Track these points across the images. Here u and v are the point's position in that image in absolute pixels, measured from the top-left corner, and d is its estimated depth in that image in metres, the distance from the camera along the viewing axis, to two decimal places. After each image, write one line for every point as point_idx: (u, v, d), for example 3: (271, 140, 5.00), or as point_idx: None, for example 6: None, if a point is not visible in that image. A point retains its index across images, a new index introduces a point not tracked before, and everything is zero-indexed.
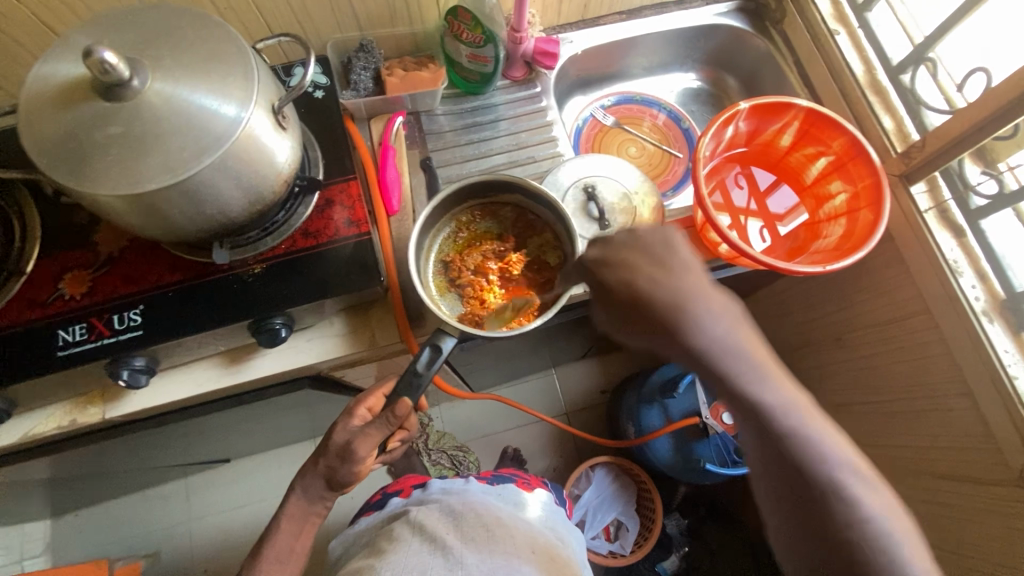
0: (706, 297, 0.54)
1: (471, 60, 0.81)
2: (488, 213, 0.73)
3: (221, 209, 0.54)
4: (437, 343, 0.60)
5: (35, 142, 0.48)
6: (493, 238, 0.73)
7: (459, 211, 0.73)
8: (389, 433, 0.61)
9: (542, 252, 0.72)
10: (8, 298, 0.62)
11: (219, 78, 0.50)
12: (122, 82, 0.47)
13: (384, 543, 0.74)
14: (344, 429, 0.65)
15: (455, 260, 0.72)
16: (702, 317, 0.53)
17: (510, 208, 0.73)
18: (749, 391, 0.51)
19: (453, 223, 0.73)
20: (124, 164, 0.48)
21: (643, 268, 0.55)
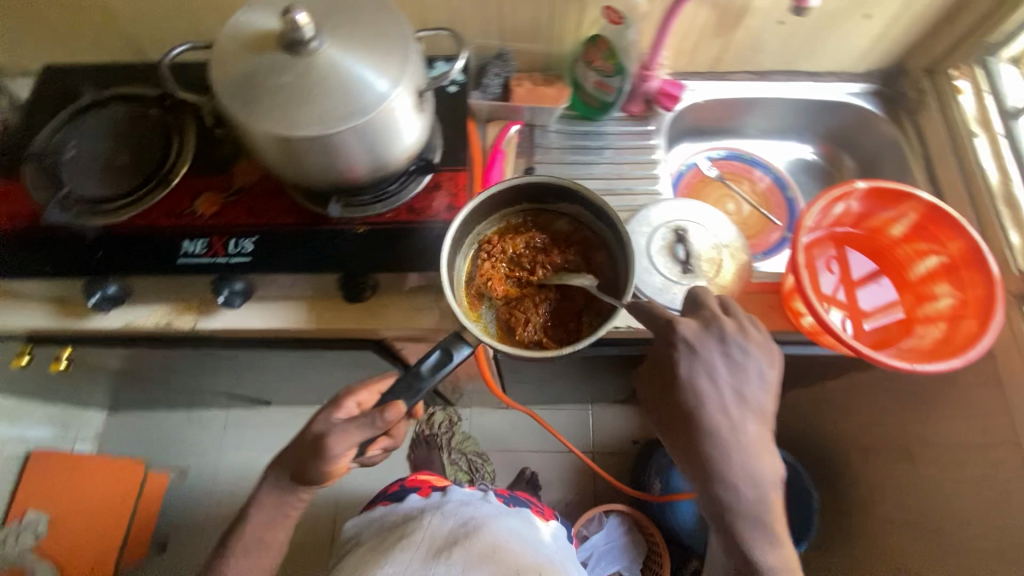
0: (754, 426, 0.62)
1: (596, 86, 0.84)
2: (539, 219, 0.73)
3: (350, 167, 0.60)
4: (449, 347, 0.62)
5: (221, 75, 0.56)
6: (541, 244, 0.71)
7: (506, 217, 0.72)
8: (371, 433, 0.63)
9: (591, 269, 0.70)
10: (152, 204, 0.70)
11: (383, 55, 0.56)
12: (303, 41, 0.54)
13: (394, 548, 0.76)
14: (325, 420, 0.69)
15: (501, 263, 0.71)
16: (739, 445, 0.60)
17: (566, 219, 0.72)
18: (756, 523, 0.59)
19: (500, 222, 0.73)
20: (286, 109, 0.54)
21: (710, 385, 0.62)
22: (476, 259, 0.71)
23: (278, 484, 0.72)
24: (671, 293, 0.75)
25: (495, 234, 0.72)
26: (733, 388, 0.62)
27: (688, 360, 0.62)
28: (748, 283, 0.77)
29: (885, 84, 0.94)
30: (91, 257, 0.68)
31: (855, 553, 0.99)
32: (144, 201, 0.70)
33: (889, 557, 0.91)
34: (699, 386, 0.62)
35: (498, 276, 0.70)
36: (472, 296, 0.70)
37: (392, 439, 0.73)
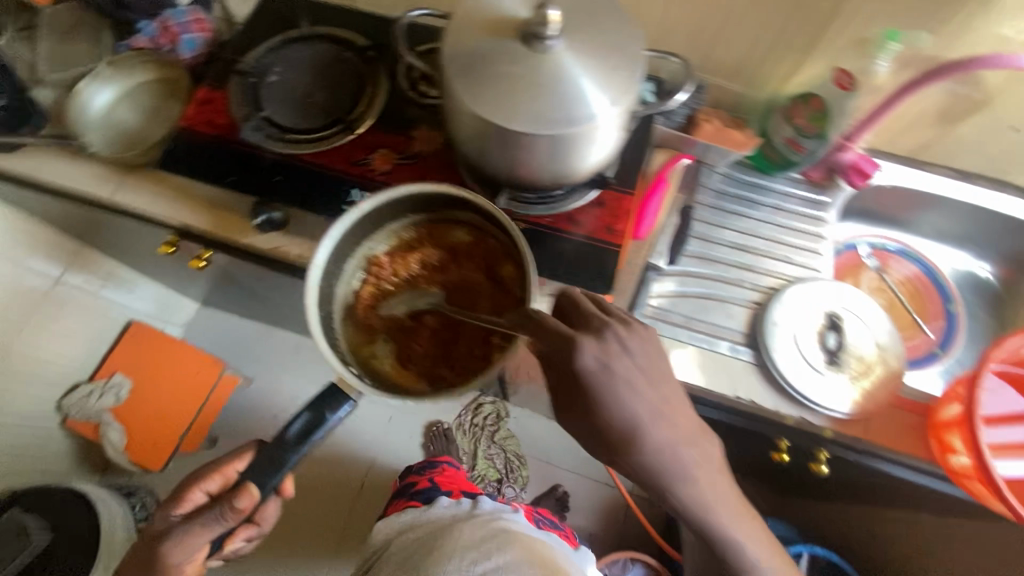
0: (694, 456, 0.57)
1: (785, 143, 0.77)
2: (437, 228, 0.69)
3: (538, 168, 0.60)
4: (319, 411, 0.62)
5: (452, 50, 0.56)
6: (437, 260, 0.68)
7: (402, 228, 0.68)
8: (217, 526, 0.67)
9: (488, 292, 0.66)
10: (333, 146, 0.73)
11: (613, 68, 0.55)
12: (543, 37, 0.53)
13: (433, 554, 0.82)
14: (166, 518, 0.76)
15: (394, 290, 0.68)
16: (694, 481, 0.57)
17: (465, 226, 0.68)
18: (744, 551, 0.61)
19: (403, 230, 0.68)
20: (505, 98, 0.54)
21: (634, 410, 0.56)
22: (364, 283, 0.68)
23: (170, 509, 0.76)
24: (810, 381, 0.71)
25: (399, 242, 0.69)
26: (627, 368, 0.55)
27: (601, 377, 0.55)
28: (897, 397, 0.71)
29: None
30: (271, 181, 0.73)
31: None
32: (328, 142, 0.73)
33: None
34: (627, 405, 0.55)
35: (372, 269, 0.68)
36: (367, 308, 0.66)
37: (258, 526, 0.73)
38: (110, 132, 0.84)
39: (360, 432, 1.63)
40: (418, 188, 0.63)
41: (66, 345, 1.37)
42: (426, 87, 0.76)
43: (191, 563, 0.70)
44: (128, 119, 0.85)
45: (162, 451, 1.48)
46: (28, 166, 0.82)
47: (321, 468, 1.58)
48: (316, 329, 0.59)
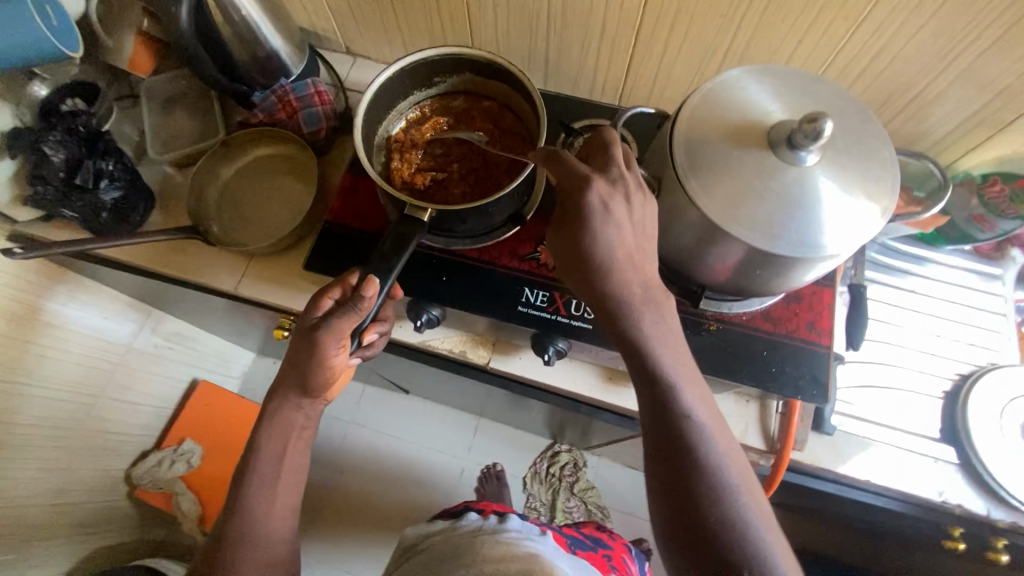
0: (660, 314, 0.53)
1: (969, 219, 0.75)
2: (443, 100, 0.69)
3: (767, 280, 0.54)
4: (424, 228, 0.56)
5: (687, 159, 0.50)
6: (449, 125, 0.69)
7: (425, 99, 0.69)
8: (354, 317, 0.55)
9: (480, 130, 0.68)
10: (498, 239, 0.67)
11: (873, 178, 0.49)
12: (807, 151, 0.47)
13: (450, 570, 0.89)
14: (309, 316, 0.59)
15: (420, 158, 0.66)
16: (644, 308, 0.52)
17: (463, 98, 0.69)
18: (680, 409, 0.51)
19: (415, 105, 0.69)
20: (760, 213, 0.48)
21: (611, 241, 0.51)
22: (388, 160, 0.67)
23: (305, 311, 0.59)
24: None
25: (411, 118, 0.69)
26: (620, 216, 0.51)
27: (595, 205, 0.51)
28: None
29: None
30: (434, 281, 0.66)
31: None
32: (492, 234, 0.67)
33: None
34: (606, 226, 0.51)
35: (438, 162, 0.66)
36: (398, 174, 0.65)
37: (386, 320, 0.67)
38: (231, 215, 0.79)
39: (433, 485, 1.58)
40: (437, 55, 0.62)
41: (135, 409, 1.32)
42: None
43: (340, 359, 0.61)
44: (249, 200, 0.80)
45: None
46: (154, 260, 0.77)
47: (395, 525, 1.53)
48: (353, 135, 0.58)
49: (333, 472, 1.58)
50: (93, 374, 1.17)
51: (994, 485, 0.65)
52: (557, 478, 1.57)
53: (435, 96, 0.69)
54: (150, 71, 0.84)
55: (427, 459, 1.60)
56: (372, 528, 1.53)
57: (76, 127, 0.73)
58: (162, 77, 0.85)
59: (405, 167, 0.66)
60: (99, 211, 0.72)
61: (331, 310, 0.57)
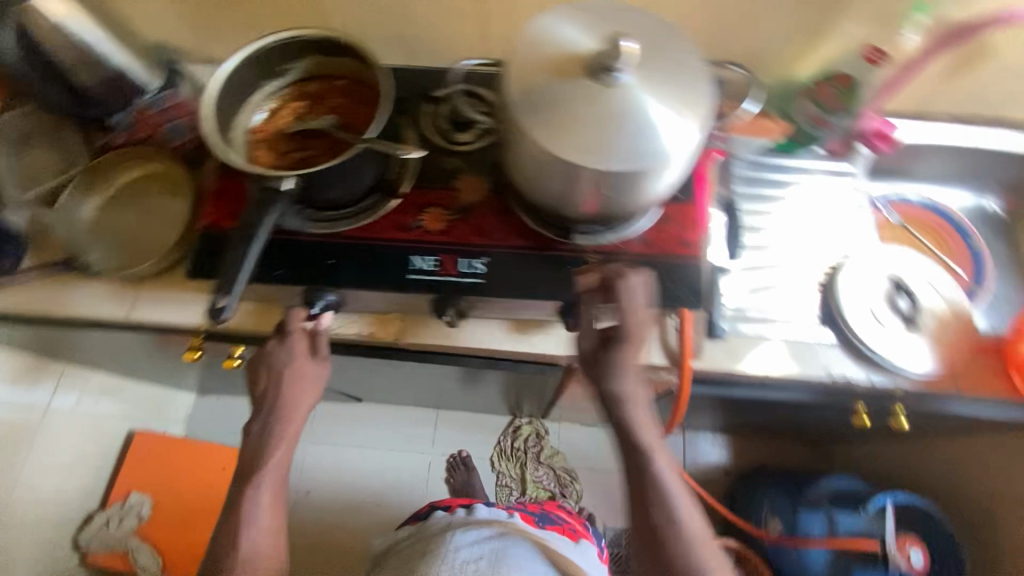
0: (643, 410, 0.64)
1: (811, 122, 0.79)
2: (297, 89, 0.69)
3: (622, 202, 0.58)
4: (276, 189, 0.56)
5: (515, 99, 0.53)
6: (308, 111, 0.69)
7: (280, 91, 0.69)
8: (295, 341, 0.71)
9: (337, 107, 0.68)
10: (379, 215, 0.68)
11: (689, 89, 0.54)
12: (617, 70, 0.51)
13: (430, 558, 0.95)
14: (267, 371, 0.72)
15: (287, 144, 0.66)
16: (634, 406, 0.63)
17: (316, 82, 0.70)
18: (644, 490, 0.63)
19: (273, 99, 0.69)
20: (589, 137, 0.52)
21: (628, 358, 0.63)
22: (255, 152, 0.66)
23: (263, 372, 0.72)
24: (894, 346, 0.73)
25: (270, 111, 0.69)
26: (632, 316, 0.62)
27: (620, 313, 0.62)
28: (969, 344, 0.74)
29: None
30: (322, 265, 0.66)
31: None
32: (371, 212, 0.68)
33: None
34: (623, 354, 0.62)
35: (303, 143, 0.66)
36: (267, 161, 0.65)
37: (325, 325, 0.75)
38: (109, 240, 0.77)
39: (404, 486, 1.58)
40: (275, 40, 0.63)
41: (70, 472, 1.26)
42: (459, 134, 0.73)
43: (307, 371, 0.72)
44: (125, 223, 0.78)
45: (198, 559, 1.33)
46: (31, 300, 0.74)
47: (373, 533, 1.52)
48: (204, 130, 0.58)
49: (299, 495, 1.56)
50: (15, 442, 1.10)
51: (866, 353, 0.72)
52: (522, 451, 1.60)
53: (289, 86, 0.70)
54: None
55: (391, 462, 1.60)
56: (351, 543, 1.51)
57: None
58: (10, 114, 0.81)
59: (274, 155, 0.65)
60: None
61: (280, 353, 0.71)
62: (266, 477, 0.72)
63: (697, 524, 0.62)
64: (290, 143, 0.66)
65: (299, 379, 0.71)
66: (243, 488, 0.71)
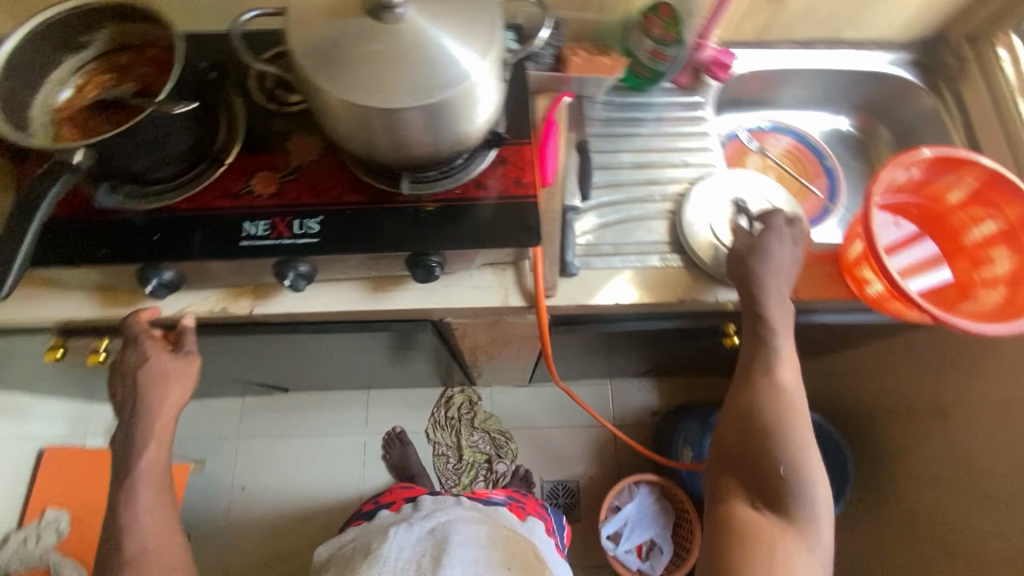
0: (782, 338, 0.67)
1: (650, 56, 0.81)
2: (104, 61, 0.66)
3: (433, 142, 0.58)
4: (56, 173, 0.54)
5: (299, 44, 0.52)
6: (116, 83, 0.65)
7: (84, 64, 0.66)
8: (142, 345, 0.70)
9: (146, 76, 0.65)
10: (205, 184, 0.66)
11: (475, 21, 0.54)
12: (393, 5, 0.51)
13: (372, 554, 0.90)
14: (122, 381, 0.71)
15: (91, 118, 0.63)
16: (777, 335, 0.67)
17: (123, 53, 0.66)
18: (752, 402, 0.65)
19: (76, 73, 0.65)
20: (374, 74, 0.51)
21: (772, 286, 0.67)
22: (57, 128, 0.62)
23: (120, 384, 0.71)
24: None
25: (75, 87, 0.65)
26: (781, 248, 0.69)
27: (761, 244, 0.69)
28: (811, 253, 0.78)
29: (922, 53, 0.95)
30: (146, 241, 0.64)
31: (887, 503, 1.08)
32: (196, 182, 0.66)
33: (943, 514, 0.95)
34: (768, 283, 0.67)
35: (108, 115, 0.63)
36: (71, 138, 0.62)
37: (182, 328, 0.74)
38: None
39: (343, 468, 1.58)
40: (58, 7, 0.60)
41: None
42: (287, 96, 0.71)
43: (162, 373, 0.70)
44: None
45: None
46: None
47: (315, 517, 1.52)
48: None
49: (236, 492, 1.54)
50: None
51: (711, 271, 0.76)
52: (457, 420, 1.63)
53: (95, 59, 0.66)
54: None
55: (327, 446, 1.59)
56: (293, 531, 1.51)
57: None
58: None
59: (78, 131, 0.62)
60: None
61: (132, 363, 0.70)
62: (142, 477, 0.69)
63: (799, 410, 0.64)
64: (95, 116, 0.63)
65: (162, 377, 0.70)
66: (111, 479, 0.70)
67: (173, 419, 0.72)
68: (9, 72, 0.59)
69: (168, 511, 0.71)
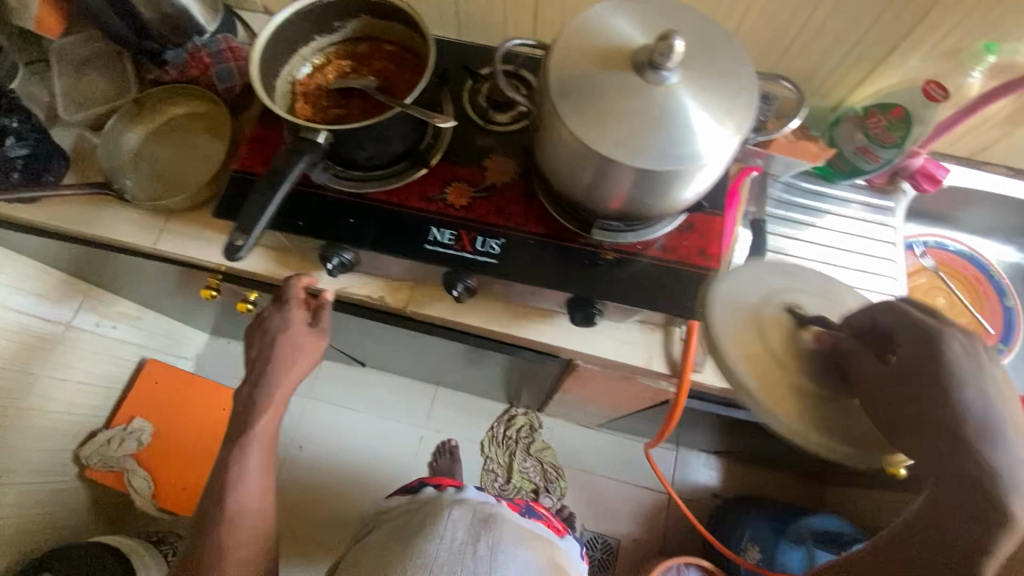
0: None
1: (856, 151, 0.77)
2: (346, 47, 0.70)
3: (648, 202, 0.57)
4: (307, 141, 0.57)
5: (557, 84, 0.53)
6: (353, 69, 0.69)
7: (329, 46, 0.70)
8: (287, 310, 0.73)
9: (381, 69, 0.69)
10: (405, 182, 0.69)
11: (733, 97, 0.53)
12: (663, 68, 0.51)
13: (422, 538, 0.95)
14: (260, 338, 0.74)
15: (327, 99, 0.67)
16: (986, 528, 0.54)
17: (365, 44, 0.70)
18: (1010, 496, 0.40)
19: (320, 52, 0.70)
20: (624, 130, 0.51)
21: None
22: (297, 102, 0.67)
23: (257, 339, 0.74)
24: None
25: (316, 66, 0.70)
26: None
27: None
28: None
29: None
30: (341, 222, 0.68)
31: None
32: (398, 178, 0.69)
33: None
34: None
35: (343, 100, 0.67)
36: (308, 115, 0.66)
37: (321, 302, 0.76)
38: (147, 168, 0.80)
39: (395, 454, 1.60)
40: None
41: (81, 388, 1.31)
42: (496, 114, 0.73)
43: (294, 344, 0.73)
44: (165, 157, 0.80)
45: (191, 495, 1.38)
46: (65, 218, 0.76)
47: (356, 495, 1.55)
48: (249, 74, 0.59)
49: (292, 447, 1.60)
50: (30, 352, 1.16)
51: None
52: (514, 440, 1.61)
53: (339, 43, 0.70)
54: (59, 32, 0.84)
55: (386, 429, 1.62)
56: (333, 501, 1.55)
57: None
58: (72, 38, 0.85)
59: (315, 109, 0.67)
60: (10, 171, 0.74)
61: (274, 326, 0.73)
62: None
63: None
64: (331, 98, 0.67)
65: (295, 348, 0.73)
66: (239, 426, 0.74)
67: (291, 389, 0.75)
68: (274, 45, 0.64)
69: (269, 476, 0.77)
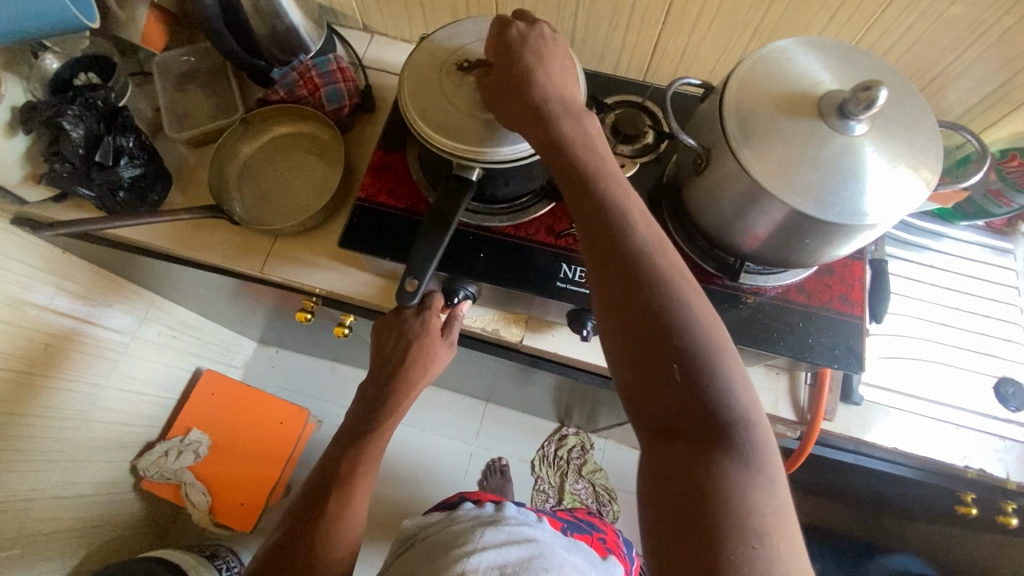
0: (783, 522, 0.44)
1: (986, 194, 0.75)
2: None
3: (814, 252, 0.55)
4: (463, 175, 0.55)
5: (736, 129, 0.51)
6: None
7: None
8: (427, 320, 0.70)
9: None
10: (534, 216, 0.67)
11: (921, 149, 0.50)
12: (855, 117, 0.48)
13: (456, 557, 0.84)
14: (392, 341, 0.72)
15: None
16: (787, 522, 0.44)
17: None
18: (701, 345, 0.43)
19: None
20: (813, 180, 0.49)
21: None
22: None
23: (391, 341, 0.72)
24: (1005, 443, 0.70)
25: None
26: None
27: None
28: None
29: None
30: (473, 258, 0.66)
31: None
32: (528, 211, 0.67)
33: None
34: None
35: None
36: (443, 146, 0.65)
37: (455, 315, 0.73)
38: (252, 192, 0.78)
39: (444, 471, 1.58)
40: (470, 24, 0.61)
41: (138, 399, 1.28)
42: (623, 147, 0.71)
43: (427, 360, 0.70)
44: (271, 178, 0.78)
45: (248, 510, 1.36)
46: (175, 241, 0.75)
47: (405, 512, 1.52)
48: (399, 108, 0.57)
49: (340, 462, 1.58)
50: (95, 364, 1.14)
51: (998, 444, 0.70)
52: (565, 461, 1.59)
53: None
54: (162, 46, 0.81)
55: (435, 445, 1.60)
56: (380, 518, 1.52)
57: (94, 102, 0.70)
58: (174, 52, 0.82)
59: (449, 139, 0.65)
60: (116, 190, 0.70)
61: (411, 336, 0.70)
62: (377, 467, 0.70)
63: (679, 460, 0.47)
64: None
65: (424, 362, 0.70)
66: (347, 459, 0.72)
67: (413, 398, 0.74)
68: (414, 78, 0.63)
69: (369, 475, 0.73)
